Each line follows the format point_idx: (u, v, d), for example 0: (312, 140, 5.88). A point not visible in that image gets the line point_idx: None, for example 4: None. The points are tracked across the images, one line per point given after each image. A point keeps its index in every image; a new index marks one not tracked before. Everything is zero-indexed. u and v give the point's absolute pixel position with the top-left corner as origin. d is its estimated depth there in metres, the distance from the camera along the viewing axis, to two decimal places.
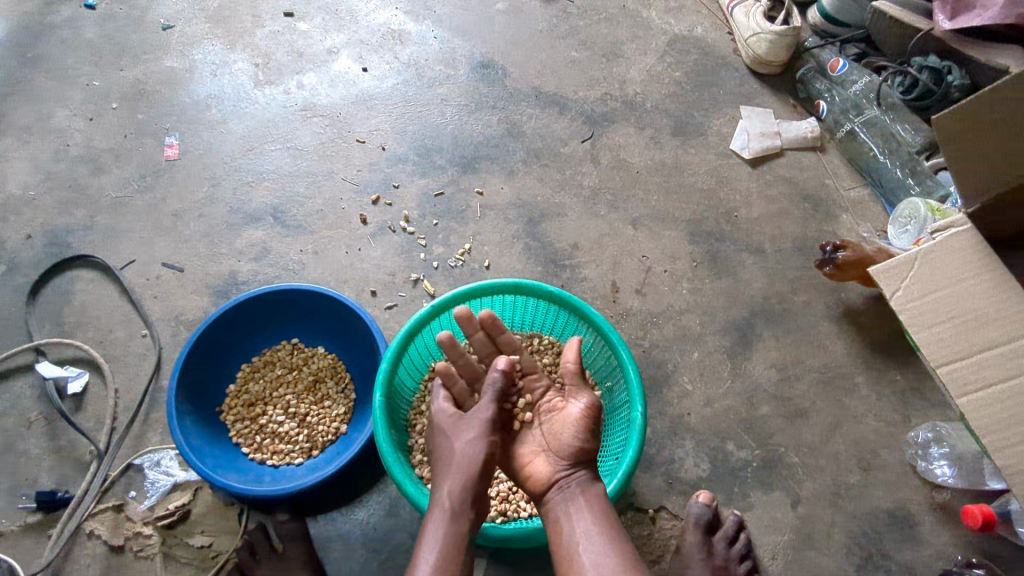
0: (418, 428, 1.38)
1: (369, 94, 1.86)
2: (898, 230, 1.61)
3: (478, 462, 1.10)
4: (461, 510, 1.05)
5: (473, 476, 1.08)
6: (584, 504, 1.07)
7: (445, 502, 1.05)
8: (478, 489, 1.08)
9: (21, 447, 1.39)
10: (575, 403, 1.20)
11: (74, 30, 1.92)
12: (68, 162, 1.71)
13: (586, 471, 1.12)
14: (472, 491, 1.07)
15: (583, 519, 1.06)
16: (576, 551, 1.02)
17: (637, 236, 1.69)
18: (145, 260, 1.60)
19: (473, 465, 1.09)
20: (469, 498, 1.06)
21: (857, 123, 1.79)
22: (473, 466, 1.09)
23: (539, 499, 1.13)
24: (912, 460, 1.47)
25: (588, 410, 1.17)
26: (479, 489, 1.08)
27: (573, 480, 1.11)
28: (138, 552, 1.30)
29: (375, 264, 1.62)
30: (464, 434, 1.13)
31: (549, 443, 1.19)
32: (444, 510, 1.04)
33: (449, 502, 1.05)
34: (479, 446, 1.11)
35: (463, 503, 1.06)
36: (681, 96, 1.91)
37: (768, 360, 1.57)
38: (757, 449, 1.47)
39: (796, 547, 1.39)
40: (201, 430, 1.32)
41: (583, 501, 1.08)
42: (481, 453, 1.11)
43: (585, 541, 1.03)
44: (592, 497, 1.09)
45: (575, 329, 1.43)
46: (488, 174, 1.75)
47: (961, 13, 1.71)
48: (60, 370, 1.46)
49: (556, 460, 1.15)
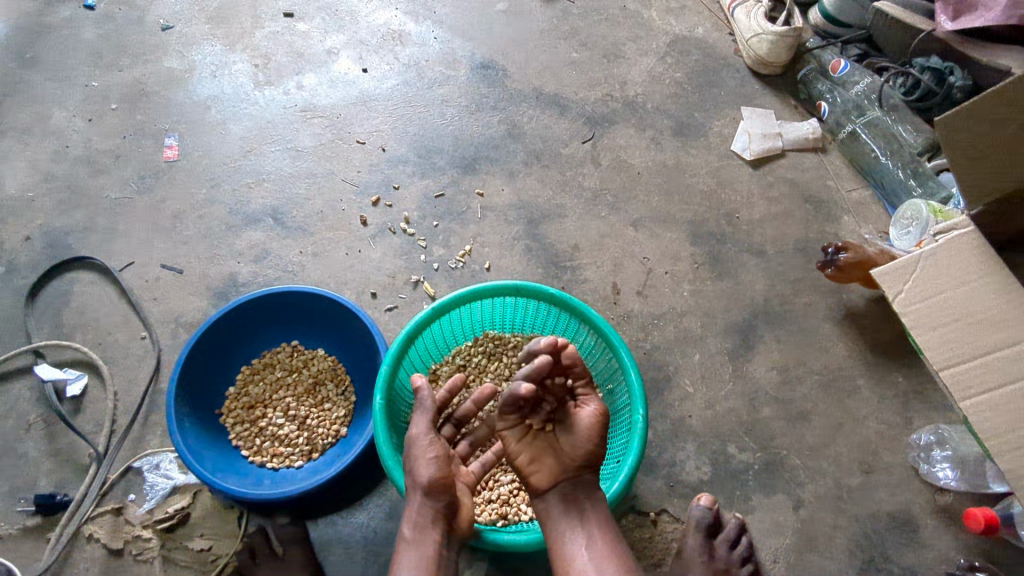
0: None
1: (369, 95, 1.86)
2: (900, 231, 1.62)
3: (426, 489, 1.08)
4: (423, 537, 1.07)
5: (426, 504, 1.08)
6: (588, 510, 1.11)
7: (406, 533, 1.08)
8: (437, 513, 1.08)
9: (20, 450, 1.38)
10: (589, 408, 1.13)
11: (73, 31, 1.91)
12: (68, 163, 1.71)
13: (590, 475, 1.13)
14: (432, 514, 1.08)
15: (585, 526, 1.10)
16: (579, 558, 1.08)
17: (638, 237, 1.69)
18: (145, 262, 1.59)
19: (424, 493, 1.08)
20: (430, 524, 1.08)
21: (858, 124, 1.79)
22: (426, 494, 1.08)
23: (539, 497, 1.15)
24: (914, 462, 1.47)
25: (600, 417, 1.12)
26: (440, 510, 1.08)
27: (575, 483, 1.12)
28: (137, 556, 1.30)
29: (375, 266, 1.62)
30: (419, 459, 1.10)
31: (559, 445, 1.14)
32: (407, 540, 1.08)
33: (410, 527, 1.08)
34: (429, 474, 1.08)
35: (421, 530, 1.07)
36: (682, 96, 1.90)
37: (769, 362, 1.56)
38: (758, 452, 1.47)
39: (798, 550, 1.38)
40: (201, 432, 1.31)
41: (588, 506, 1.11)
42: (425, 480, 1.08)
43: (589, 548, 1.08)
44: (594, 502, 1.12)
45: (576, 331, 1.42)
46: (488, 175, 1.75)
47: (963, 14, 1.70)
48: (59, 372, 1.45)
49: (563, 465, 1.13)
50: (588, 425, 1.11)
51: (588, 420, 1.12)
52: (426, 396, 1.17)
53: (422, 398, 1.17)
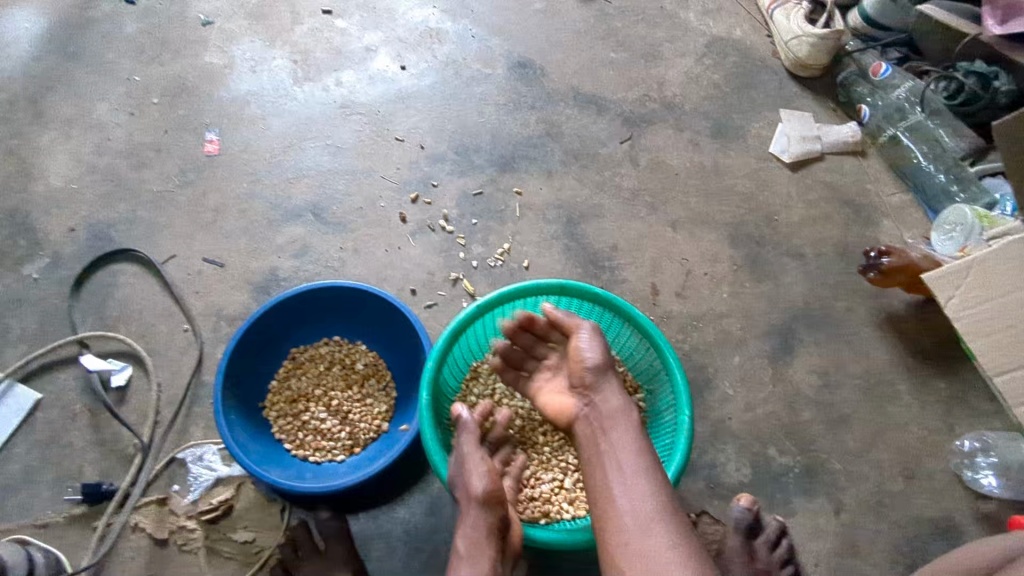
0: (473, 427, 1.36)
1: (407, 93, 1.86)
2: (942, 238, 1.59)
3: (481, 501, 1.11)
4: (478, 552, 1.10)
5: (479, 516, 1.11)
6: (614, 437, 1.07)
7: (460, 548, 1.11)
8: (491, 527, 1.11)
9: (66, 440, 1.39)
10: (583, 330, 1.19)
11: (115, 25, 1.93)
12: (110, 156, 1.72)
13: (621, 400, 1.11)
14: (482, 524, 1.11)
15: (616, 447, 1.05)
16: (617, 484, 1.00)
17: (676, 238, 1.68)
18: (187, 255, 1.60)
19: (477, 506, 1.11)
20: (484, 538, 1.11)
21: (900, 128, 1.79)
22: (479, 506, 1.11)
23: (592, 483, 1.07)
24: (956, 469, 1.45)
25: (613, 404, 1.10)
26: (492, 525, 1.11)
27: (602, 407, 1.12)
28: (182, 546, 1.31)
29: (415, 263, 1.62)
30: (468, 472, 1.13)
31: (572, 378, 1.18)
32: (464, 557, 1.10)
33: (464, 543, 1.11)
34: (482, 486, 1.12)
35: (476, 544, 1.10)
36: (719, 98, 1.90)
37: (809, 366, 1.55)
38: (799, 455, 1.46)
39: (839, 555, 1.38)
40: (245, 425, 1.32)
41: (617, 428, 1.08)
42: (479, 492, 1.11)
43: (612, 459, 1.04)
44: (619, 424, 1.08)
45: (619, 331, 1.41)
46: (527, 175, 1.75)
47: (1011, 18, 1.68)
48: (103, 363, 1.46)
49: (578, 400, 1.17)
50: (588, 359, 1.15)
51: (584, 353, 1.16)
52: (467, 420, 1.21)
53: (467, 422, 1.21)
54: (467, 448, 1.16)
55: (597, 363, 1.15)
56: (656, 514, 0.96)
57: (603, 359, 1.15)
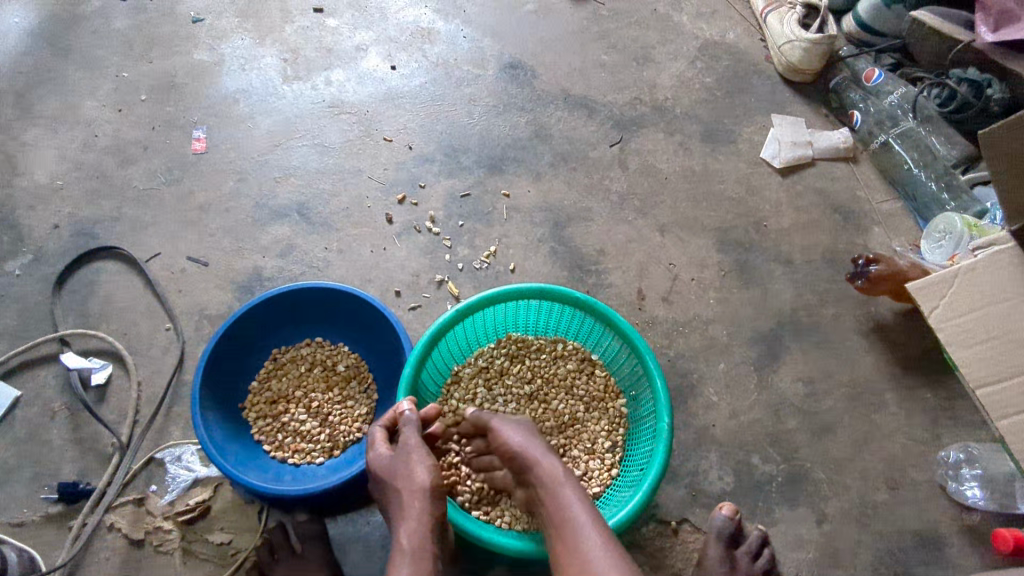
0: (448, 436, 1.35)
1: (396, 92, 1.85)
2: (932, 245, 1.58)
3: (429, 492, 1.09)
4: (422, 550, 1.03)
5: (426, 507, 1.08)
6: (567, 500, 1.04)
7: (404, 544, 1.04)
8: (437, 521, 1.07)
9: (45, 438, 1.39)
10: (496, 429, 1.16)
11: (104, 21, 1.92)
12: (96, 152, 1.71)
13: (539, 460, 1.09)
14: (428, 514, 1.07)
15: (568, 512, 1.03)
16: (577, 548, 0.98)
17: (664, 243, 1.67)
18: (171, 254, 1.59)
19: (423, 498, 1.08)
20: (429, 533, 1.05)
21: (892, 135, 1.77)
22: (425, 498, 1.09)
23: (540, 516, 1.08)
24: (941, 480, 1.44)
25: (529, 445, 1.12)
26: (437, 521, 1.08)
27: (545, 475, 1.08)
28: (157, 547, 1.30)
29: (400, 264, 1.61)
30: (414, 462, 1.12)
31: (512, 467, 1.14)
32: (406, 553, 1.03)
33: (409, 539, 1.04)
34: (428, 477, 1.10)
35: (421, 540, 1.04)
36: (711, 102, 1.89)
37: (795, 374, 1.54)
38: (782, 464, 1.45)
39: (821, 565, 1.36)
40: (223, 426, 1.31)
41: (562, 495, 1.05)
42: (427, 482, 1.10)
43: (574, 528, 1.00)
44: (551, 485, 1.06)
45: (601, 336, 1.41)
46: (515, 176, 1.74)
47: (1003, 26, 1.68)
48: (84, 361, 1.45)
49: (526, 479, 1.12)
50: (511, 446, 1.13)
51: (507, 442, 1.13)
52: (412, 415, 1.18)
53: (412, 416, 1.17)
54: (411, 440, 1.15)
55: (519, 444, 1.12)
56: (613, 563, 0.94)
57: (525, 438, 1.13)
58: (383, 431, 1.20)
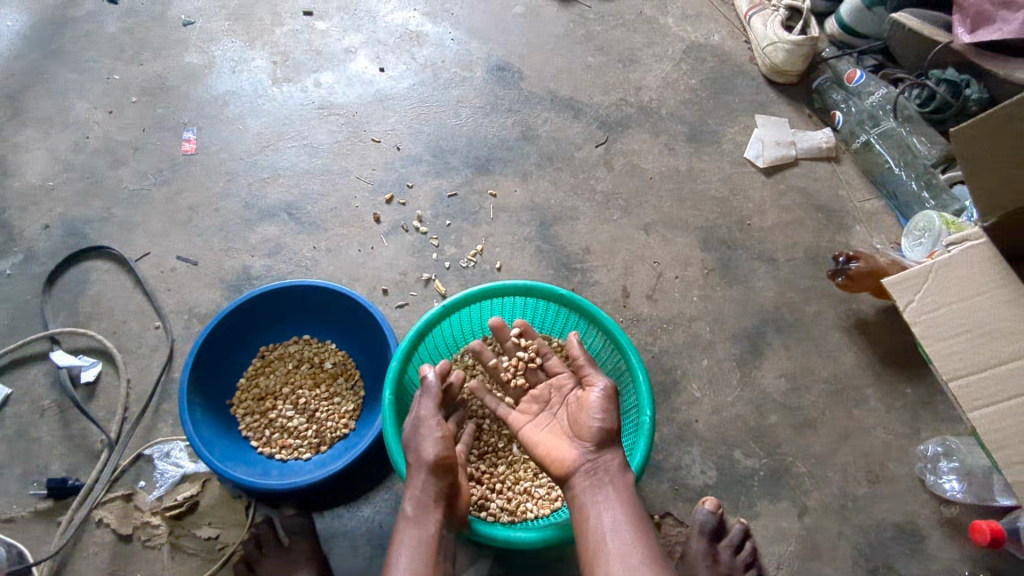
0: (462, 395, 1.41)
1: (384, 94, 1.87)
2: (912, 242, 1.61)
3: (430, 467, 1.12)
4: (424, 514, 1.11)
5: (430, 481, 1.12)
6: (612, 492, 1.07)
7: (408, 510, 1.12)
8: (440, 494, 1.12)
9: (34, 435, 1.40)
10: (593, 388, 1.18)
11: (96, 25, 1.94)
12: (87, 153, 1.73)
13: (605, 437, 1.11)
14: (434, 486, 1.12)
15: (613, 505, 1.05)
16: (605, 541, 1.02)
17: (649, 241, 1.70)
18: (161, 253, 1.61)
19: (428, 472, 1.12)
20: (432, 501, 1.12)
21: (873, 135, 1.80)
22: (428, 472, 1.12)
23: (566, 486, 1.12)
24: (920, 473, 1.46)
25: (607, 397, 1.16)
26: (443, 490, 1.12)
27: (608, 462, 1.10)
28: (145, 542, 1.31)
29: (388, 263, 1.63)
30: (424, 435, 1.14)
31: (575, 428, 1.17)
32: (409, 518, 1.11)
33: (412, 506, 1.12)
34: (434, 453, 1.12)
35: (423, 507, 1.11)
36: (696, 103, 1.91)
37: (777, 370, 1.56)
38: (764, 459, 1.47)
39: (801, 558, 1.38)
40: (211, 422, 1.33)
41: (610, 487, 1.07)
42: (430, 457, 1.12)
43: (613, 517, 1.04)
44: (607, 468, 1.09)
45: (585, 332, 1.43)
46: (501, 177, 1.76)
47: (980, 27, 1.70)
48: (73, 359, 1.47)
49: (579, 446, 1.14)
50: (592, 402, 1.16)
51: (594, 408, 1.14)
52: (434, 382, 1.20)
53: (432, 384, 1.20)
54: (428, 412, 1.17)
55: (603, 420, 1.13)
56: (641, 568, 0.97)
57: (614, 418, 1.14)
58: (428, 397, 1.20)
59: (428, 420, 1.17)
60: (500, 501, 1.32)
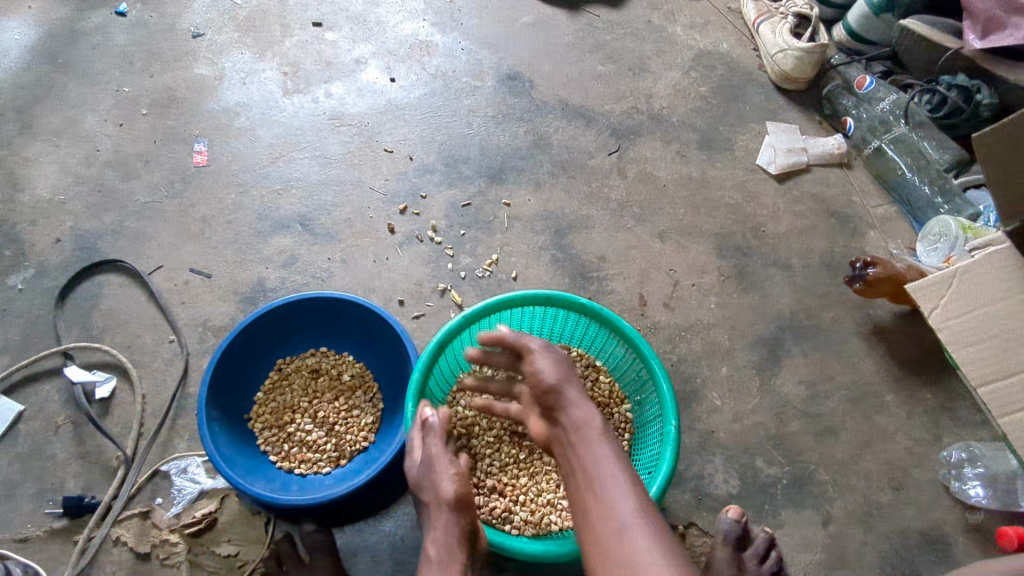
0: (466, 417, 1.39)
1: (396, 104, 1.87)
2: (928, 248, 1.62)
3: (453, 504, 1.10)
4: (449, 557, 1.07)
5: (451, 520, 1.09)
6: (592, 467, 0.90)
7: (431, 554, 1.08)
8: (462, 531, 1.09)
9: (48, 452, 1.38)
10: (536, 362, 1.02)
11: (105, 36, 1.93)
12: (98, 166, 1.72)
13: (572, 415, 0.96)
14: (455, 533, 1.09)
15: (590, 459, 0.91)
16: (592, 500, 0.88)
17: (664, 249, 1.69)
18: (174, 266, 1.60)
19: (450, 510, 1.10)
20: (457, 542, 1.08)
21: (885, 141, 1.80)
22: (450, 510, 1.10)
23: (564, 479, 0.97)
24: (944, 480, 1.46)
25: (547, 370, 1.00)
26: (465, 529, 1.10)
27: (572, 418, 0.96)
28: (164, 560, 1.29)
29: (403, 274, 1.62)
30: (440, 475, 1.13)
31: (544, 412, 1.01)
32: (434, 561, 1.07)
33: (436, 549, 1.08)
34: (453, 488, 1.11)
35: (448, 549, 1.07)
36: (706, 110, 1.92)
37: (797, 376, 1.56)
38: (786, 467, 1.46)
39: (828, 566, 1.37)
40: (230, 437, 1.31)
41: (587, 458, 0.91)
42: (450, 494, 1.10)
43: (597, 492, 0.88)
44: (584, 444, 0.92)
45: (606, 341, 1.42)
46: (515, 186, 1.75)
47: (991, 32, 1.71)
48: (88, 374, 1.45)
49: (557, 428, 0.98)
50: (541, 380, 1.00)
51: (541, 375, 1.00)
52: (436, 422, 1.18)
53: (435, 424, 1.17)
54: (435, 448, 1.16)
55: (553, 380, 0.99)
56: (638, 513, 0.83)
57: (560, 373, 1.00)
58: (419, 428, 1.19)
59: (436, 459, 1.15)
60: (523, 514, 1.30)
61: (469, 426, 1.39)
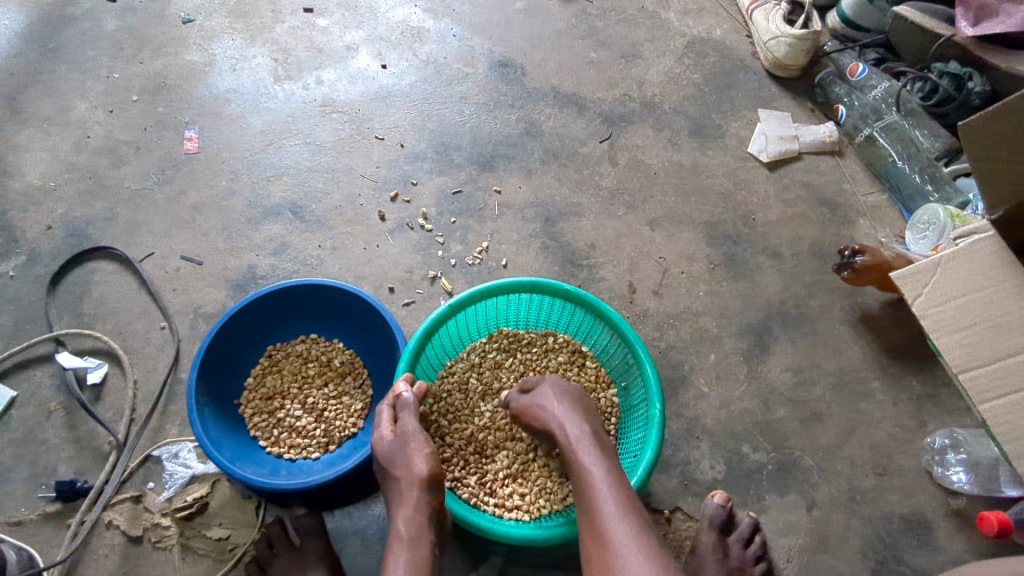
0: (454, 405, 1.40)
1: (388, 91, 1.86)
2: (916, 236, 1.62)
3: (424, 482, 1.13)
4: (419, 536, 1.09)
5: (421, 498, 1.12)
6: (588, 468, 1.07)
7: (401, 531, 1.10)
8: (430, 509, 1.13)
9: (41, 437, 1.39)
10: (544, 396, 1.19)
11: (94, 22, 1.92)
12: (89, 153, 1.72)
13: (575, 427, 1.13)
14: (423, 515, 1.11)
15: (582, 472, 1.07)
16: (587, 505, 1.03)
17: (654, 237, 1.70)
18: (165, 253, 1.60)
19: (421, 488, 1.13)
20: (425, 519, 1.11)
21: (875, 129, 1.80)
22: (420, 487, 1.13)
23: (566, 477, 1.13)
24: (928, 466, 1.47)
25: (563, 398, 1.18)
26: (432, 507, 1.13)
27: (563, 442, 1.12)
28: (156, 543, 1.31)
29: (394, 261, 1.63)
30: (414, 450, 1.16)
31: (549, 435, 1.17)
32: (403, 539, 1.09)
33: (406, 526, 1.10)
34: (426, 467, 1.14)
35: (418, 528, 1.10)
36: (698, 97, 1.91)
37: (784, 363, 1.57)
38: (772, 453, 1.47)
39: (811, 551, 1.39)
40: (220, 422, 1.33)
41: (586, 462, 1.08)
42: (423, 472, 1.13)
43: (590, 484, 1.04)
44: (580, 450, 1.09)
45: (591, 327, 1.43)
46: (505, 174, 1.75)
47: (983, 20, 1.70)
48: (79, 360, 1.46)
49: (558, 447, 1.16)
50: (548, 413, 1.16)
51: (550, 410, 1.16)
52: (410, 398, 1.21)
53: (408, 400, 1.20)
54: (410, 425, 1.19)
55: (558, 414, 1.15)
56: (620, 515, 0.99)
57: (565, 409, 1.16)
58: (388, 410, 1.22)
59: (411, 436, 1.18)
60: (513, 498, 1.31)
61: (460, 412, 1.40)
